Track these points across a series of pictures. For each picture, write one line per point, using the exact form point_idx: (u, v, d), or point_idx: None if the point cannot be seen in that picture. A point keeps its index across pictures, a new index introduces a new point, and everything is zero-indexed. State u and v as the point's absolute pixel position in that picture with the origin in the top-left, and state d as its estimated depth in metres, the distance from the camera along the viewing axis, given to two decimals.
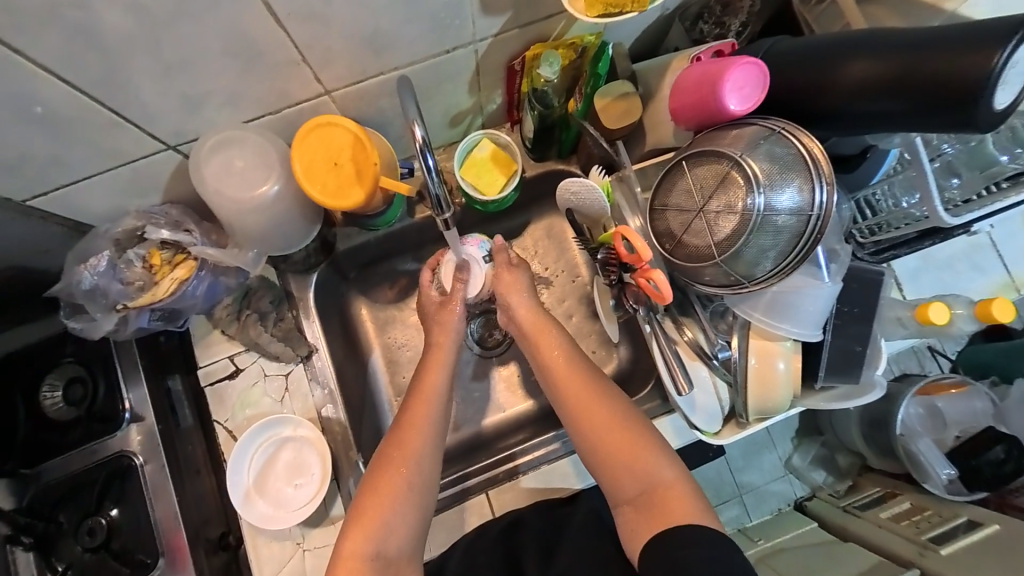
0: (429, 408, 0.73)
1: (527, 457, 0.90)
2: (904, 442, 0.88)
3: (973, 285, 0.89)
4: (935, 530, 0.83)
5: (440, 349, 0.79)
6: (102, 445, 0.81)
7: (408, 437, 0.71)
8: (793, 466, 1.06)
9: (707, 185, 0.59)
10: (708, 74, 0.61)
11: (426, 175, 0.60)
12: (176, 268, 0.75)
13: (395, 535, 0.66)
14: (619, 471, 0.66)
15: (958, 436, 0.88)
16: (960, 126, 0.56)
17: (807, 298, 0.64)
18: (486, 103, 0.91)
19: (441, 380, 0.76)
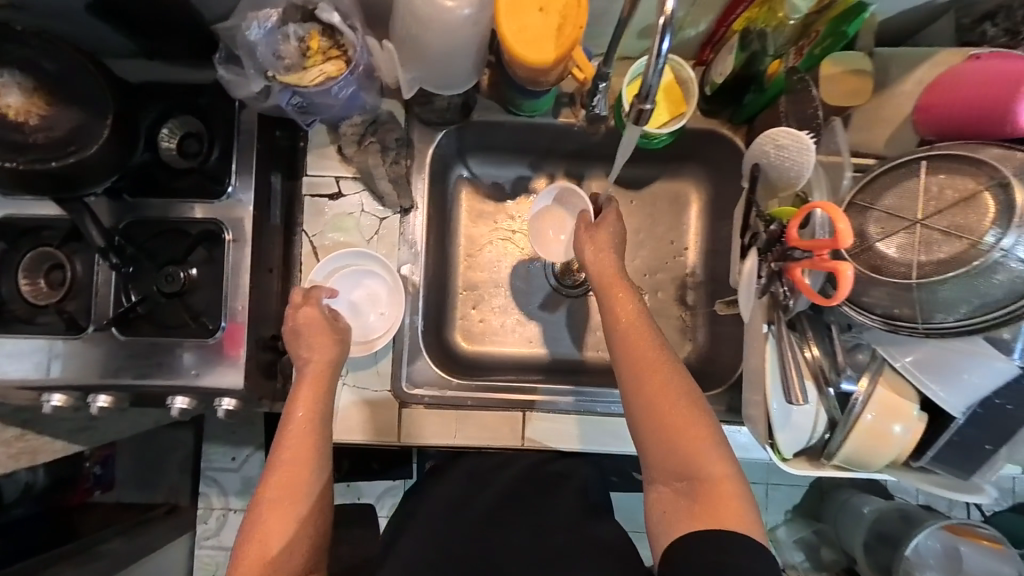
0: (310, 433, 0.68)
1: (557, 401, 0.85)
2: (907, 566, 0.92)
3: None
4: None
5: (310, 383, 0.72)
6: (202, 206, 0.83)
7: (289, 475, 0.66)
8: (774, 535, 1.17)
9: (944, 198, 0.50)
10: (1009, 73, 0.55)
11: (652, 59, 0.53)
12: (328, 62, 0.72)
13: (304, 541, 0.64)
14: (665, 450, 0.63)
15: None
16: None
17: (970, 364, 0.57)
18: (686, 26, 0.81)
19: (325, 378, 0.73)
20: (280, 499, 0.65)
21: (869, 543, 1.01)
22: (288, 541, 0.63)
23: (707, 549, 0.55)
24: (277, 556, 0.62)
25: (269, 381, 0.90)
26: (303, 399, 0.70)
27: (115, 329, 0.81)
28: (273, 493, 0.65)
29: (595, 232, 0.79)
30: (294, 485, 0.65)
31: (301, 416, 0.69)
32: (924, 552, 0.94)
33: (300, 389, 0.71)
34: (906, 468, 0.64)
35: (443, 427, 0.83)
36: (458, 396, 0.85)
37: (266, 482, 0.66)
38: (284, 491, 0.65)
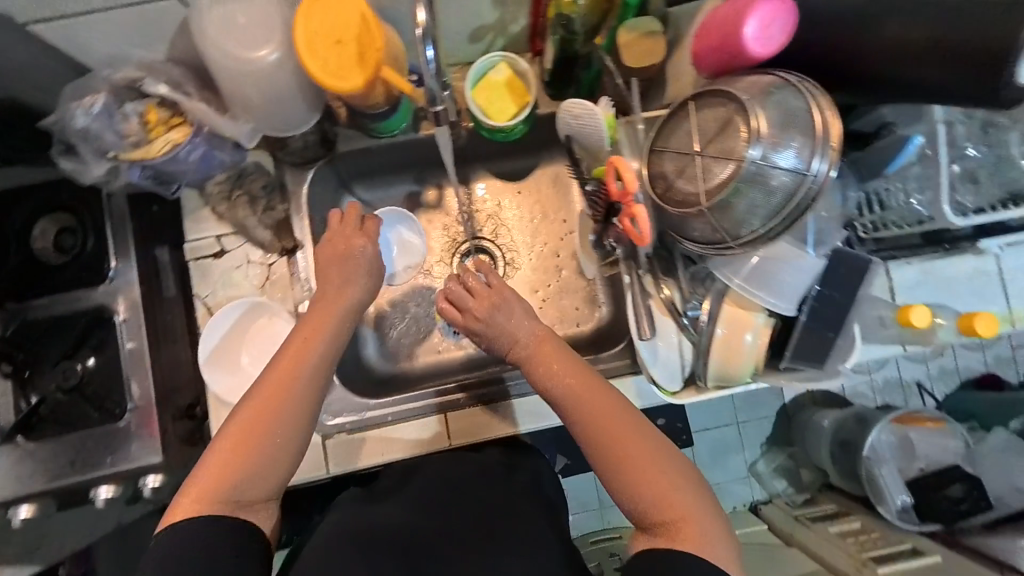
0: (306, 369, 0.63)
1: (483, 391, 0.89)
2: (869, 465, 1.00)
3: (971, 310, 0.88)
4: (879, 550, 0.94)
5: (319, 312, 0.69)
6: (85, 294, 0.84)
7: (263, 409, 0.60)
8: (756, 471, 1.27)
9: (708, 129, 0.57)
10: (731, 12, 0.58)
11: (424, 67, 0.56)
12: (171, 130, 0.75)
13: (278, 457, 0.60)
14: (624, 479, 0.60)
15: (923, 467, 1.00)
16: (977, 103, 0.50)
17: (786, 270, 0.63)
18: (509, 23, 0.87)
19: (338, 315, 0.69)
20: (249, 427, 0.59)
21: (836, 452, 1.12)
22: (240, 482, 0.57)
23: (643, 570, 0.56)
24: (221, 495, 0.56)
25: (201, 447, 0.90)
26: (311, 324, 0.67)
27: (20, 437, 0.81)
28: (242, 423, 0.59)
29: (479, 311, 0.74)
30: (274, 401, 0.60)
31: (301, 349, 0.64)
32: (880, 448, 1.02)
33: (311, 317, 0.68)
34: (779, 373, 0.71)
35: (376, 448, 0.86)
36: (378, 415, 0.88)
37: (246, 401, 0.61)
38: (264, 406, 0.60)
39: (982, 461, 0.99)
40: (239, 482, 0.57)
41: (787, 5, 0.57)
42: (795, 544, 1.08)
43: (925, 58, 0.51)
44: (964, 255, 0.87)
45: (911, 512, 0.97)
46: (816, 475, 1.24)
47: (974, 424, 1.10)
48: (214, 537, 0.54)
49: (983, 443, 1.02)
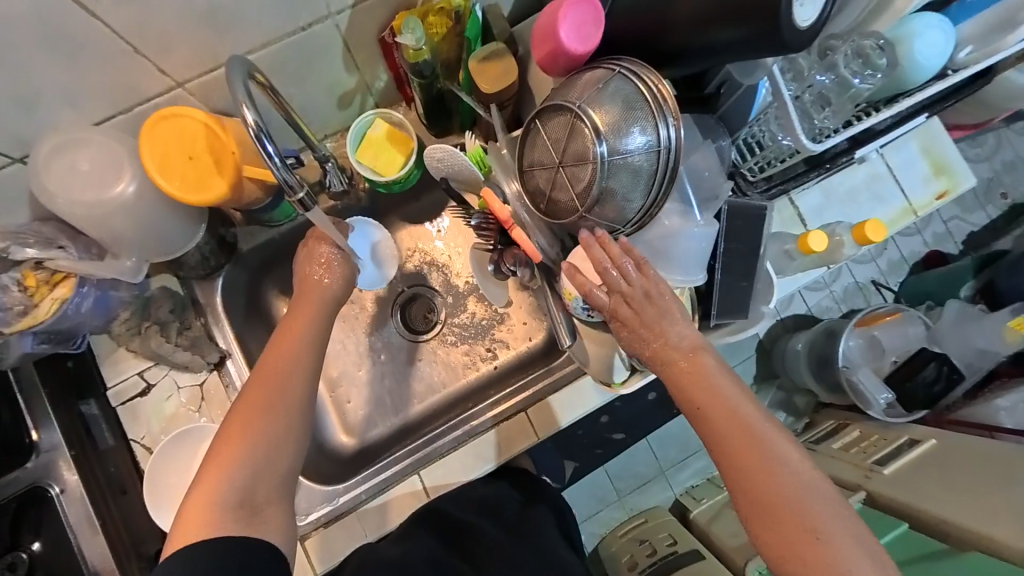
0: (293, 360, 0.64)
1: (448, 438, 0.90)
2: (847, 373, 1.02)
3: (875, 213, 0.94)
4: (879, 452, 0.98)
5: (303, 305, 0.69)
6: (9, 479, 0.77)
7: (252, 409, 0.60)
8: None
9: (560, 138, 0.59)
10: (547, 23, 0.61)
11: (268, 161, 0.55)
12: (56, 287, 0.72)
13: (272, 459, 0.59)
14: (744, 488, 0.55)
15: (894, 360, 1.03)
16: (773, 49, 0.51)
17: (681, 242, 0.66)
18: (372, 81, 0.87)
19: (314, 316, 0.68)
20: (238, 428, 0.59)
21: (815, 370, 1.14)
22: (238, 484, 0.56)
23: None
24: (219, 504, 0.55)
25: None
26: (290, 325, 0.67)
27: None
28: (235, 423, 0.59)
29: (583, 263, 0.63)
30: (258, 408, 0.60)
31: (287, 339, 0.65)
32: (851, 354, 1.04)
33: (292, 318, 0.67)
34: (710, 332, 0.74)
35: (372, 523, 0.85)
36: (351, 495, 0.88)
37: (234, 405, 0.61)
38: (251, 406, 0.60)
39: (947, 338, 1.02)
40: (238, 483, 0.56)
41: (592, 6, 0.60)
42: None
43: (719, 22, 0.53)
44: (856, 165, 0.94)
45: (895, 407, 1.01)
46: (808, 398, 1.27)
47: (930, 305, 1.16)
48: (219, 550, 0.53)
49: (940, 322, 1.04)
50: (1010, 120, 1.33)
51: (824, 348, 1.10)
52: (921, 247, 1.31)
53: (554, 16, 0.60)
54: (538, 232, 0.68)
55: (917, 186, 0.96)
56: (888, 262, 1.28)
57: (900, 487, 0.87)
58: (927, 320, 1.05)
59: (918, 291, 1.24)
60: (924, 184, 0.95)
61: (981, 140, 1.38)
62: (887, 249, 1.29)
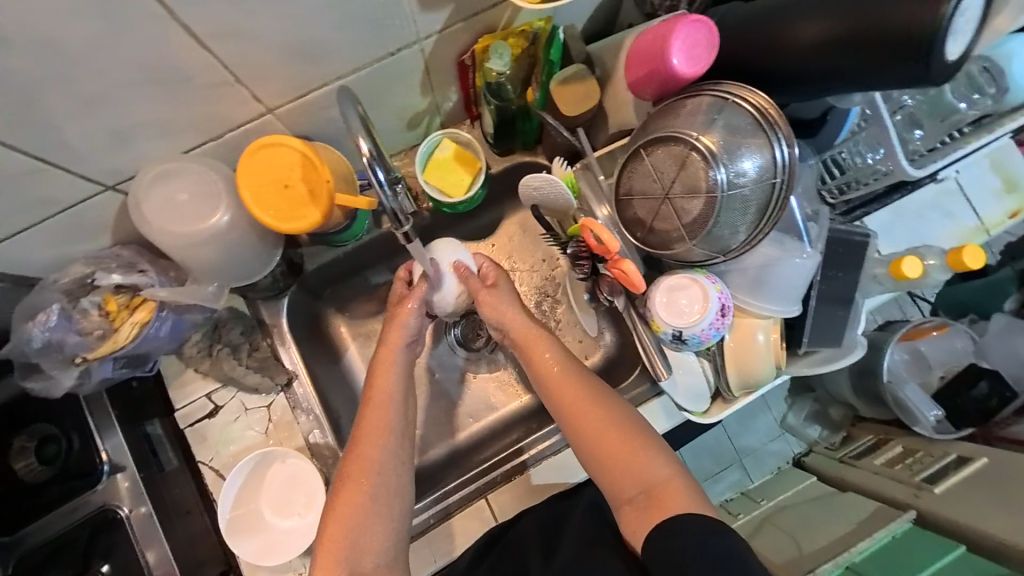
0: (386, 423, 0.68)
1: (518, 458, 0.89)
2: (893, 390, 0.97)
3: (939, 233, 0.90)
4: (928, 469, 0.93)
5: (382, 371, 0.71)
6: (83, 500, 0.79)
7: (357, 479, 0.64)
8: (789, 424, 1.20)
9: (668, 170, 0.58)
10: (655, 39, 0.58)
11: (378, 192, 0.55)
12: (134, 312, 0.72)
13: (376, 540, 0.63)
14: (616, 481, 0.67)
15: (942, 376, 1.00)
16: (914, 80, 0.51)
17: (783, 273, 0.64)
18: (441, 102, 0.86)
19: (396, 383, 0.71)
20: (343, 511, 0.63)
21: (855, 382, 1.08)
22: (356, 550, 0.61)
23: (659, 542, 0.60)
24: None
25: None
26: (376, 387, 0.70)
27: None
28: (337, 508, 0.63)
29: (671, 311, 0.63)
30: (359, 490, 0.64)
31: (376, 411, 0.68)
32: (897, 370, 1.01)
33: (375, 385, 0.70)
34: (797, 359, 0.72)
35: (438, 550, 0.84)
36: (418, 520, 0.86)
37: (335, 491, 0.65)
38: (351, 488, 0.64)
39: (993, 352, 1.00)
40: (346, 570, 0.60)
41: (708, 25, 0.56)
42: (850, 487, 1.00)
43: (851, 53, 0.53)
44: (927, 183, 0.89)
45: (945, 422, 0.97)
46: (845, 410, 1.19)
47: (973, 318, 1.09)
48: None
49: (984, 334, 1.02)
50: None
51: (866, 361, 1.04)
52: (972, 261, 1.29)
53: (667, 34, 0.57)
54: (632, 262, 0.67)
55: (988, 203, 0.91)
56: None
57: (957, 506, 0.81)
58: (973, 333, 1.03)
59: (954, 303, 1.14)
60: (994, 199, 0.91)
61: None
62: None
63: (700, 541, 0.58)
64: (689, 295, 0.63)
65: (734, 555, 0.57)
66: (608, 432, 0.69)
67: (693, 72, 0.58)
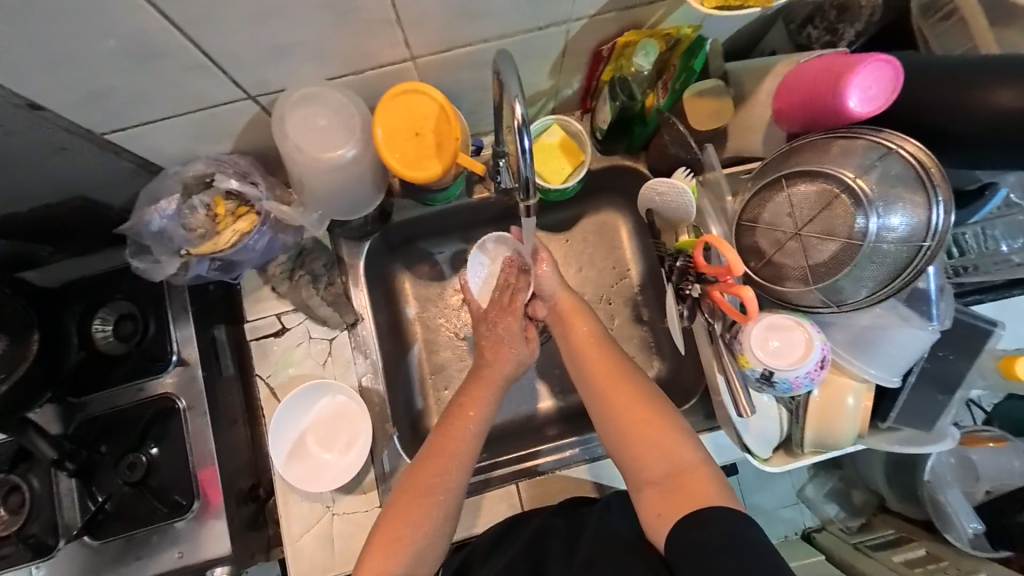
0: (456, 449, 0.69)
1: (555, 455, 0.88)
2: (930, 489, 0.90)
3: None
4: None
5: (478, 383, 0.76)
6: (148, 384, 0.83)
7: (425, 492, 0.66)
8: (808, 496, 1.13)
9: (808, 206, 0.55)
10: (832, 67, 0.55)
11: (520, 157, 0.56)
12: (238, 219, 0.74)
13: (427, 549, 0.65)
14: (639, 458, 0.67)
15: (988, 491, 0.91)
16: None
17: (890, 341, 0.62)
18: (562, 88, 0.86)
19: (487, 401, 0.74)
20: (406, 517, 0.65)
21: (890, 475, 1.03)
22: (404, 563, 0.63)
23: (684, 529, 0.59)
24: None
25: (262, 530, 0.89)
26: (471, 396, 0.75)
27: (87, 535, 0.80)
28: (401, 510, 0.65)
29: (763, 348, 0.60)
30: (427, 502, 0.66)
31: (455, 428, 0.71)
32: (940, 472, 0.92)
33: (470, 399, 0.74)
34: (877, 431, 0.68)
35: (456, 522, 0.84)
36: None
37: (401, 490, 0.67)
38: (416, 498, 0.66)
39: None
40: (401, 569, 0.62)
41: (895, 67, 0.53)
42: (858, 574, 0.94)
43: None
44: None
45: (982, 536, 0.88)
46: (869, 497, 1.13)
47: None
48: None
49: None
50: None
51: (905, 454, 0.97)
52: None
53: (850, 66, 0.53)
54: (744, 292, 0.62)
55: None
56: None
57: None
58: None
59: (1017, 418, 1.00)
60: None
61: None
62: None
63: (727, 531, 0.56)
64: (783, 336, 0.61)
65: (765, 552, 0.54)
66: (637, 410, 0.70)
67: (861, 115, 0.55)
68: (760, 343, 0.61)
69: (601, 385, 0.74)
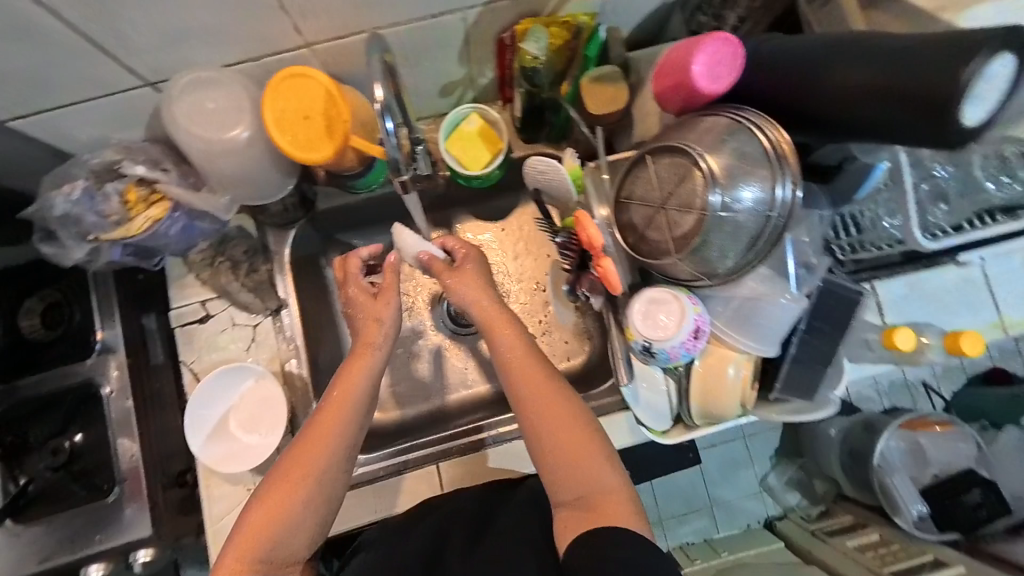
0: (342, 422, 0.68)
1: (495, 430, 0.89)
2: (880, 475, 0.98)
3: (960, 321, 0.85)
4: (898, 564, 0.91)
5: (354, 359, 0.72)
6: (73, 370, 0.84)
7: (302, 466, 0.65)
8: (768, 485, 1.29)
9: (669, 181, 0.58)
10: (682, 46, 0.59)
11: (385, 139, 0.58)
12: (151, 206, 0.77)
13: (303, 524, 0.65)
14: (561, 477, 0.68)
15: (935, 474, 0.98)
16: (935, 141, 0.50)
17: (767, 314, 0.63)
18: (477, 77, 0.88)
19: (364, 378, 0.71)
20: (280, 493, 0.64)
21: (845, 463, 1.10)
22: (278, 531, 0.63)
23: (586, 551, 0.61)
24: (256, 558, 0.62)
25: None
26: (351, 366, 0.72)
27: (9, 520, 0.81)
28: (274, 484, 0.65)
29: (647, 322, 0.63)
30: (302, 475, 0.65)
31: (337, 403, 0.68)
32: (889, 455, 0.99)
33: (346, 375, 0.70)
34: (769, 404, 0.69)
35: (381, 501, 0.86)
36: (369, 470, 0.88)
37: (278, 468, 0.66)
38: (293, 471, 0.65)
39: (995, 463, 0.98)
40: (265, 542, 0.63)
41: (737, 43, 0.57)
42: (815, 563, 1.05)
43: (874, 102, 0.51)
44: (946, 266, 0.85)
45: (927, 520, 0.94)
46: (828, 486, 1.23)
47: (984, 424, 1.06)
48: None
49: (995, 443, 1.01)
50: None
51: (857, 442, 1.05)
52: None
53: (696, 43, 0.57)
54: (621, 266, 0.64)
55: (1017, 304, 0.85)
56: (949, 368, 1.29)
57: None
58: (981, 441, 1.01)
59: (973, 407, 1.10)
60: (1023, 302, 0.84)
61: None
62: None
63: (626, 557, 0.59)
64: (670, 314, 0.62)
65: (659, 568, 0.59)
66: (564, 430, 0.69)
67: (715, 88, 0.58)
68: (643, 317, 0.63)
69: (527, 403, 0.70)
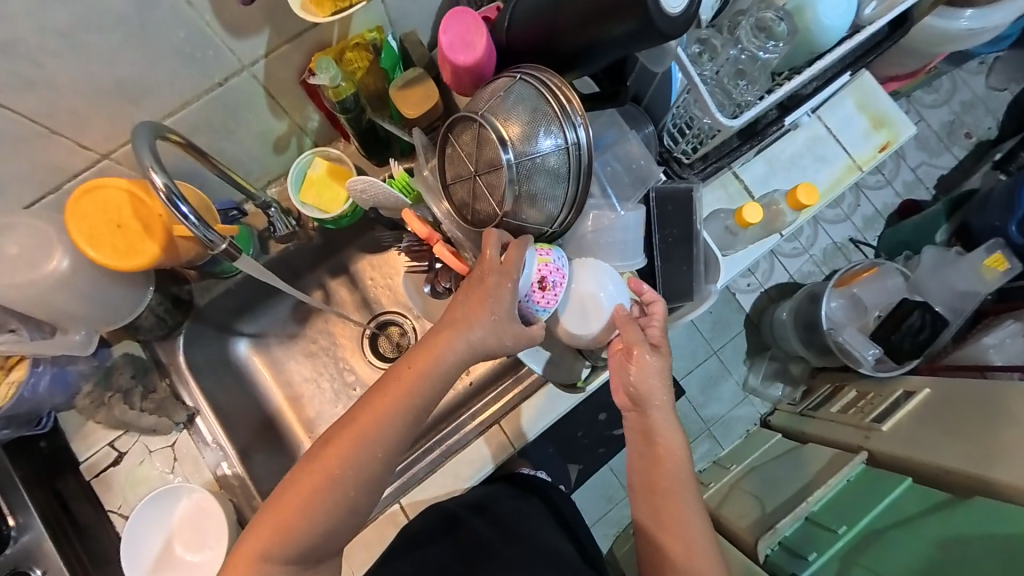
0: (390, 416, 0.58)
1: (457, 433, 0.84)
2: (832, 335, 1.08)
3: (820, 176, 0.92)
4: (877, 409, 1.03)
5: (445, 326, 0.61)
6: None
7: (340, 453, 0.56)
8: (751, 387, 1.35)
9: (472, 152, 0.63)
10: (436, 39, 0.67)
11: (185, 221, 0.60)
12: (11, 371, 0.76)
13: (331, 525, 0.57)
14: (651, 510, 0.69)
15: (878, 315, 1.10)
16: (651, 36, 0.56)
17: (616, 235, 0.72)
18: (305, 122, 0.87)
19: (455, 352, 0.60)
20: (306, 484, 0.56)
21: (803, 336, 1.22)
22: (299, 537, 0.55)
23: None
24: (270, 559, 0.54)
25: None
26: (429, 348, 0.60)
27: None
28: (300, 483, 0.56)
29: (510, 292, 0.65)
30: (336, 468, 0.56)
31: (388, 397, 0.58)
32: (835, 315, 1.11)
33: (424, 354, 0.60)
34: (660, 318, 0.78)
35: None
36: None
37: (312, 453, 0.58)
38: (319, 467, 0.56)
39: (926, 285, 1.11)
40: (290, 548, 0.55)
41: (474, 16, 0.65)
42: (810, 439, 1.12)
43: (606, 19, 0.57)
44: (792, 132, 0.91)
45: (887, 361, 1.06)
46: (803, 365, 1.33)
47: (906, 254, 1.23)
48: None
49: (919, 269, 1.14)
50: (914, 89, 1.44)
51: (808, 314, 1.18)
52: (894, 198, 1.43)
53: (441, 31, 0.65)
54: (471, 245, 0.70)
55: (859, 143, 0.92)
56: (862, 219, 1.41)
57: (897, 443, 0.92)
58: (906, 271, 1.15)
59: (897, 242, 1.33)
60: (864, 139, 0.92)
61: (911, 97, 1.46)
62: (860, 207, 1.41)
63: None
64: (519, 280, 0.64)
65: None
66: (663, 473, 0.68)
67: (474, 55, 0.64)
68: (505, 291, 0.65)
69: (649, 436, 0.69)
